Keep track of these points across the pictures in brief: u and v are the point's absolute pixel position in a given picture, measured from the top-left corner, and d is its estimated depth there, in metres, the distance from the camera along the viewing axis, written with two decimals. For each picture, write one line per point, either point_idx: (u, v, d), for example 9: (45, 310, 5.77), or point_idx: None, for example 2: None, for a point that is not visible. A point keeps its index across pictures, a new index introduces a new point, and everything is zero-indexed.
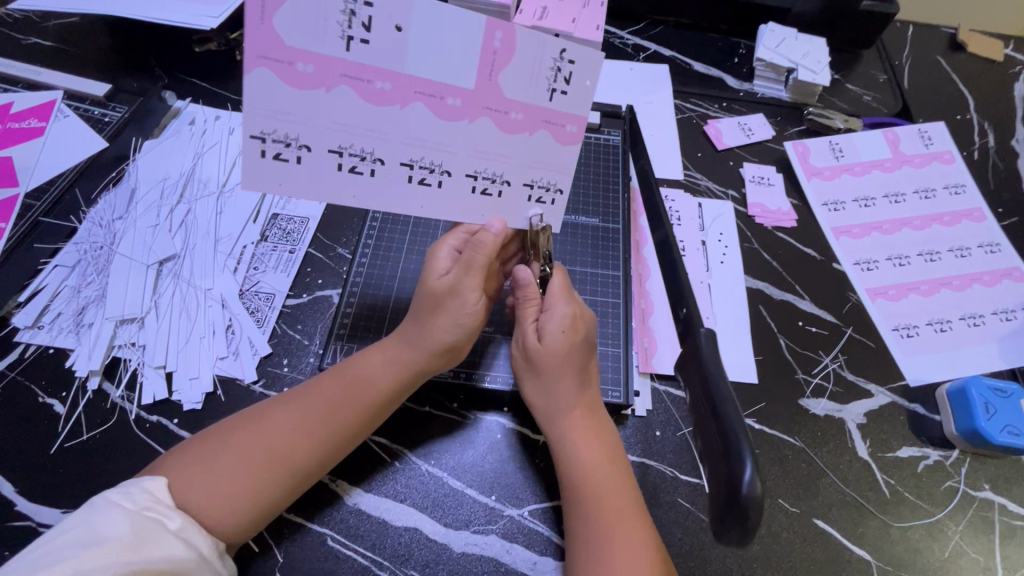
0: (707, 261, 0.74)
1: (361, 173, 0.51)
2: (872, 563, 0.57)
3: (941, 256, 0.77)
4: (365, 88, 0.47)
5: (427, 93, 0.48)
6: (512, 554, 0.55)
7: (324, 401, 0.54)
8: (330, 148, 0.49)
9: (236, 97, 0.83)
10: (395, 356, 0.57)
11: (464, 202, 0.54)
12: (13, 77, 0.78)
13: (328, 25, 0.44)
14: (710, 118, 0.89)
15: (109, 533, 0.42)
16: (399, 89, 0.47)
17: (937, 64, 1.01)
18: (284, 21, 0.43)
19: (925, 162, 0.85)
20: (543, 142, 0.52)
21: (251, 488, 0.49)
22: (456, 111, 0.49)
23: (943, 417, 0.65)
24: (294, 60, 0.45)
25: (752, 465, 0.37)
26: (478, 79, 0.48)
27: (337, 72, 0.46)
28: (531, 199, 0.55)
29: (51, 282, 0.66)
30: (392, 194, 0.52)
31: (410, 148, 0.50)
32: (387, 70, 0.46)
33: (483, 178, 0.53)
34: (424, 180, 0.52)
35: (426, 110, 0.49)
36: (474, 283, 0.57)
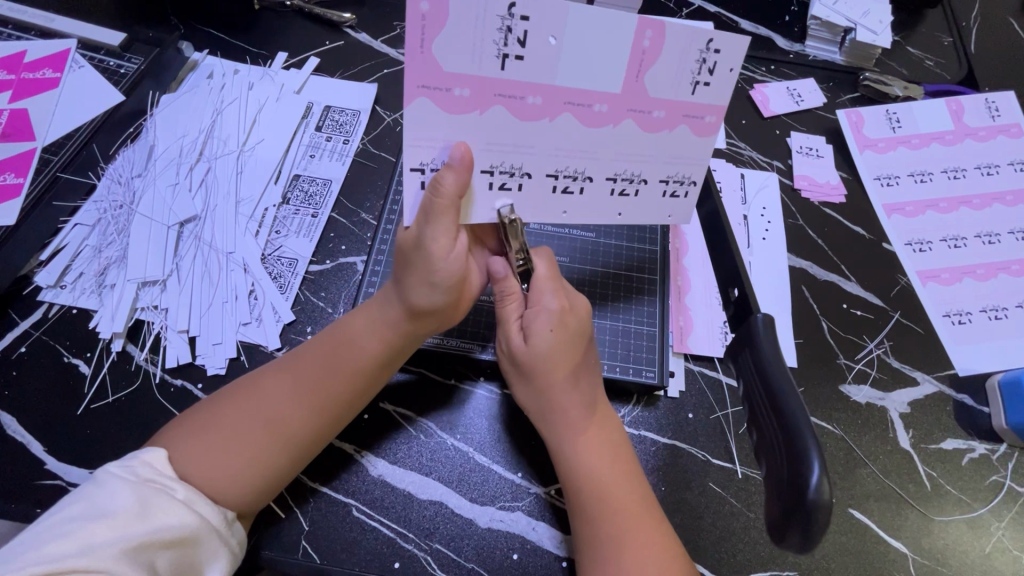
0: (749, 236, 0.70)
1: (510, 190, 0.50)
2: (909, 556, 0.55)
3: (1001, 238, 0.72)
4: (516, 105, 0.45)
5: (575, 103, 0.46)
6: (538, 532, 0.54)
7: (314, 370, 0.52)
8: (484, 168, 0.48)
9: (256, 50, 0.78)
10: (380, 320, 0.53)
11: (604, 205, 0.52)
12: (25, 23, 0.75)
13: (485, 46, 0.42)
14: (756, 82, 0.82)
15: (114, 505, 0.42)
16: (551, 102, 0.45)
17: (1009, 26, 0.92)
18: (442, 46, 0.42)
19: (990, 136, 0.78)
20: (683, 138, 0.49)
21: (252, 460, 0.48)
22: (602, 117, 0.47)
23: (993, 409, 0.62)
24: (451, 85, 0.43)
25: (821, 467, 0.35)
26: (626, 82, 0.45)
27: (491, 93, 0.44)
28: (666, 195, 0.52)
29: (71, 241, 0.64)
30: (538, 209, 0.51)
31: (557, 159, 0.49)
32: (540, 84, 0.45)
33: (622, 179, 0.51)
34: (568, 190, 0.51)
35: (574, 120, 0.47)
36: (442, 230, 0.48)
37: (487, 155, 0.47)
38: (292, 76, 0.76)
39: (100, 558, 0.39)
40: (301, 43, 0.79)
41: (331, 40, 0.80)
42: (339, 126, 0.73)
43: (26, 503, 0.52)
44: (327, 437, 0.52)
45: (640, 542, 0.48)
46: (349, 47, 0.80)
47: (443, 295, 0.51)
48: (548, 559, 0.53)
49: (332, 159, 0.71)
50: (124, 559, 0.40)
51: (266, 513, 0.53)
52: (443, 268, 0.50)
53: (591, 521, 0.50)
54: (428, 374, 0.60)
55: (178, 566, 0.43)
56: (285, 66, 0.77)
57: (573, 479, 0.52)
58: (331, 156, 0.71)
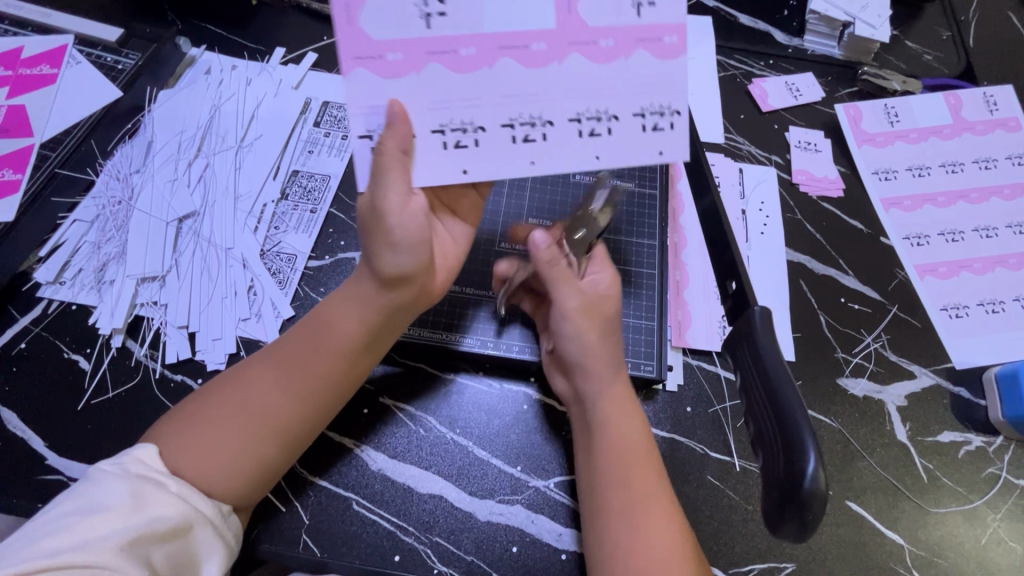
0: (747, 231, 0.71)
1: (467, 146, 0.47)
2: (905, 547, 0.56)
3: (998, 232, 0.72)
4: (452, 59, 0.45)
5: (513, 46, 0.45)
6: (537, 525, 0.54)
7: (294, 354, 0.52)
8: (434, 128, 0.46)
9: (253, 45, 0.78)
10: (355, 298, 0.52)
11: (574, 151, 0.48)
12: (21, 19, 0.74)
13: (406, 10, 0.44)
14: (755, 77, 0.82)
15: (110, 500, 0.42)
16: (486, 50, 0.45)
17: (1008, 20, 0.92)
18: (368, 18, 0.44)
19: (988, 130, 0.78)
20: (642, 63, 0.47)
21: (236, 446, 0.48)
22: (545, 56, 0.46)
23: (989, 402, 0.62)
24: (384, 52, 0.44)
25: (816, 458, 0.36)
26: (559, 16, 0.45)
27: (424, 52, 0.45)
28: (647, 129, 0.48)
29: (70, 237, 0.64)
30: (501, 161, 0.47)
31: (510, 106, 0.46)
32: (470, 33, 0.45)
33: (588, 118, 0.47)
34: (529, 138, 0.47)
35: (517, 64, 0.46)
36: (400, 185, 0.46)
37: (433, 113, 0.46)
38: (290, 71, 0.76)
39: (97, 551, 0.40)
40: (299, 38, 0.79)
41: (329, 36, 0.80)
42: (338, 121, 0.73)
43: (28, 498, 0.53)
44: (317, 423, 0.52)
45: (652, 523, 0.48)
46: None
47: (409, 257, 0.49)
48: (548, 552, 0.53)
49: (330, 154, 0.71)
50: (122, 553, 0.41)
51: (267, 507, 0.53)
52: (400, 227, 0.47)
53: (612, 503, 0.49)
54: (427, 369, 0.61)
55: (177, 559, 0.44)
56: (282, 61, 0.77)
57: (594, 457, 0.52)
58: (329, 152, 0.71)
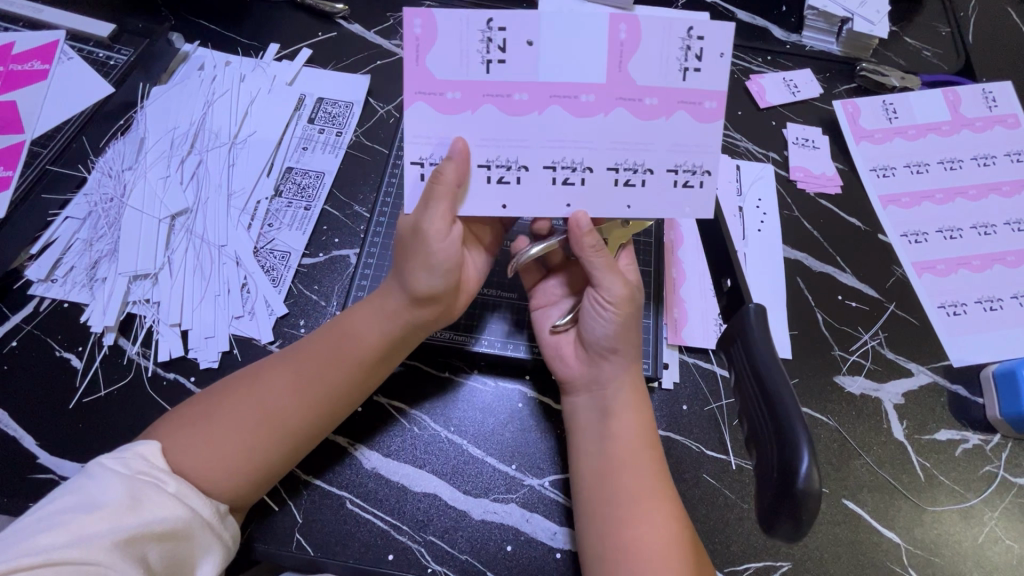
0: (744, 228, 0.70)
1: (509, 183, 0.49)
2: (902, 546, 0.55)
3: (996, 229, 0.72)
4: (505, 102, 0.48)
5: (562, 95, 0.48)
6: (532, 524, 0.54)
7: (315, 360, 0.52)
8: (480, 163, 0.49)
9: (247, 41, 0.78)
10: (382, 311, 0.53)
11: (609, 198, 0.50)
12: (12, 14, 0.74)
13: (470, 56, 0.47)
14: (753, 73, 0.82)
15: (107, 497, 0.42)
16: (537, 96, 0.47)
17: (1006, 16, 0.91)
18: (433, 59, 0.47)
19: (987, 126, 0.78)
20: (681, 124, 0.49)
21: (250, 448, 0.48)
22: (590, 107, 0.48)
23: (987, 400, 0.62)
24: (443, 90, 0.47)
25: (809, 457, 0.36)
26: (610, 72, 0.47)
27: (480, 93, 0.47)
28: (677, 185, 0.50)
29: (62, 235, 0.64)
30: (540, 202, 0.50)
31: (554, 149, 0.49)
32: (526, 81, 0.47)
33: (625, 169, 0.50)
34: (569, 181, 0.50)
35: (563, 112, 0.48)
36: (440, 214, 0.49)
37: (482, 151, 0.49)
38: (284, 67, 0.75)
39: (92, 548, 0.39)
40: (294, 35, 0.78)
41: (323, 32, 0.79)
42: (333, 118, 0.73)
43: (18, 497, 0.52)
44: (327, 431, 0.52)
45: (648, 519, 0.49)
46: (342, 39, 0.79)
47: (440, 279, 0.51)
48: (543, 551, 0.53)
49: (325, 151, 0.70)
50: (116, 551, 0.40)
51: (259, 506, 0.53)
52: (439, 250, 0.50)
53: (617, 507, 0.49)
54: (422, 367, 0.60)
55: (172, 558, 0.43)
56: (277, 57, 0.77)
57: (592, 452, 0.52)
58: (324, 148, 0.71)
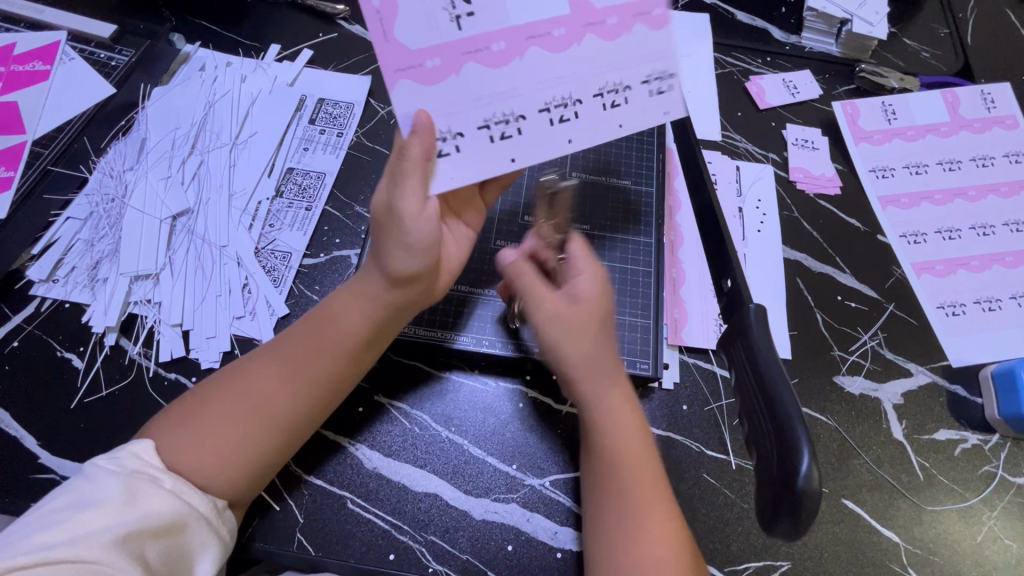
0: (744, 229, 0.70)
1: (511, 135, 0.48)
2: (901, 545, 0.56)
3: (995, 230, 0.72)
4: (483, 55, 0.46)
5: (537, 34, 0.46)
6: (532, 523, 0.54)
7: (297, 351, 0.52)
8: (479, 124, 0.47)
9: (248, 42, 0.78)
10: (362, 296, 0.52)
11: (601, 123, 0.49)
12: (13, 15, 0.74)
13: (437, 15, 0.45)
14: (752, 74, 0.82)
15: (103, 495, 0.42)
16: (514, 42, 0.46)
17: (1005, 18, 0.92)
18: (401, 29, 0.45)
19: (985, 127, 0.78)
20: (644, 35, 0.48)
21: (241, 441, 0.48)
22: (565, 41, 0.47)
23: (985, 400, 0.62)
24: (423, 60, 0.45)
25: (809, 456, 0.36)
26: (570, 0, 0.46)
27: (459, 53, 0.46)
28: (654, 93, 0.49)
29: (64, 235, 0.64)
30: (544, 144, 0.49)
31: (544, 90, 0.47)
32: (498, 29, 0.46)
33: (609, 91, 0.49)
34: (564, 118, 0.49)
35: (542, 52, 0.47)
36: (415, 189, 0.47)
37: (474, 111, 0.47)
38: (285, 68, 0.75)
39: (90, 545, 0.40)
40: (295, 35, 0.79)
41: (324, 32, 0.79)
42: (333, 118, 0.73)
43: (20, 497, 0.52)
44: (317, 420, 0.52)
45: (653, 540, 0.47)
46: (342, 39, 0.79)
47: (418, 258, 0.50)
48: (543, 551, 0.53)
49: (326, 152, 0.71)
50: (114, 549, 0.40)
51: (260, 506, 0.53)
52: (415, 231, 0.48)
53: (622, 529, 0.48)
54: (422, 366, 0.60)
55: (170, 556, 0.43)
56: (277, 58, 0.77)
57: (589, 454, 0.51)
58: (324, 149, 0.71)
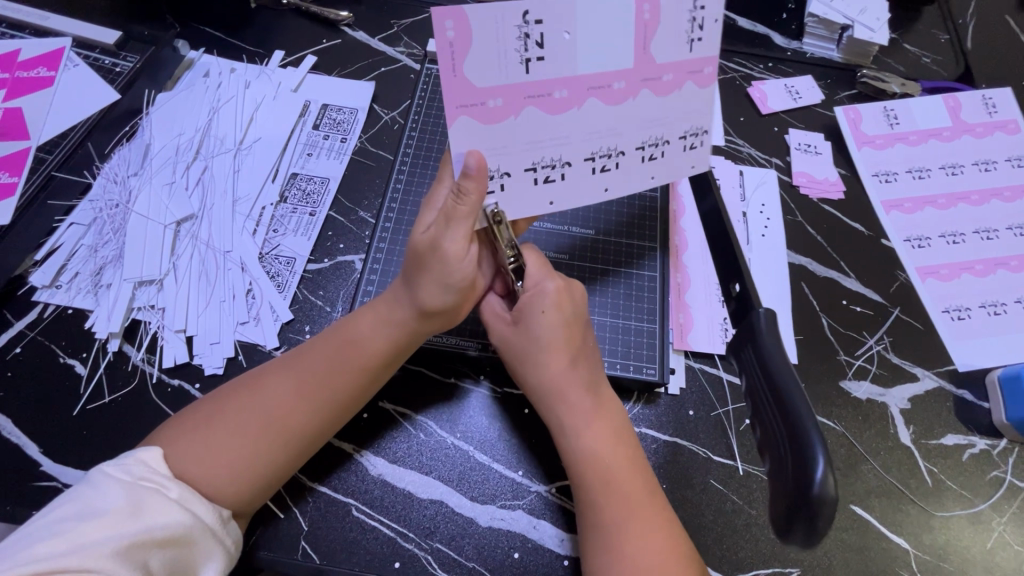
0: (748, 233, 0.70)
1: (554, 181, 0.50)
2: (912, 553, 0.55)
3: (999, 234, 0.72)
4: (545, 101, 0.46)
5: (596, 86, 0.47)
6: (539, 531, 0.54)
7: (317, 367, 0.51)
8: (527, 167, 0.48)
9: (252, 48, 0.78)
10: (388, 318, 0.53)
11: (637, 174, 0.51)
12: (19, 22, 0.74)
13: (507, 56, 0.44)
14: (755, 80, 0.82)
15: (107, 504, 0.42)
16: (576, 91, 0.46)
17: (1004, 23, 0.92)
18: (471, 68, 0.44)
19: (987, 132, 0.78)
20: (691, 95, 0.49)
21: (254, 453, 0.48)
22: (623, 94, 0.47)
23: (992, 405, 0.62)
24: (485, 99, 0.45)
25: (825, 462, 0.35)
26: (637, 54, 0.46)
27: (521, 96, 0.46)
28: (688, 149, 0.51)
29: (67, 240, 0.64)
30: (582, 193, 0.51)
31: (593, 140, 0.49)
32: (563, 77, 0.46)
33: (651, 144, 0.50)
34: (606, 168, 0.50)
35: (600, 103, 0.47)
36: (460, 235, 0.49)
37: (526, 154, 0.48)
38: (289, 74, 0.76)
39: (95, 556, 0.39)
40: (298, 42, 0.79)
41: (328, 39, 0.79)
42: (337, 124, 0.73)
43: (21, 505, 0.52)
44: (329, 436, 0.52)
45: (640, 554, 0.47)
46: (346, 46, 0.79)
47: (452, 296, 0.52)
48: (550, 558, 0.53)
49: (330, 157, 0.71)
50: (118, 559, 0.40)
51: (264, 513, 0.53)
52: (458, 270, 0.51)
53: (599, 544, 0.48)
54: (428, 372, 0.60)
55: (174, 566, 0.43)
56: (281, 64, 0.77)
57: (573, 462, 0.51)
58: (329, 155, 0.71)
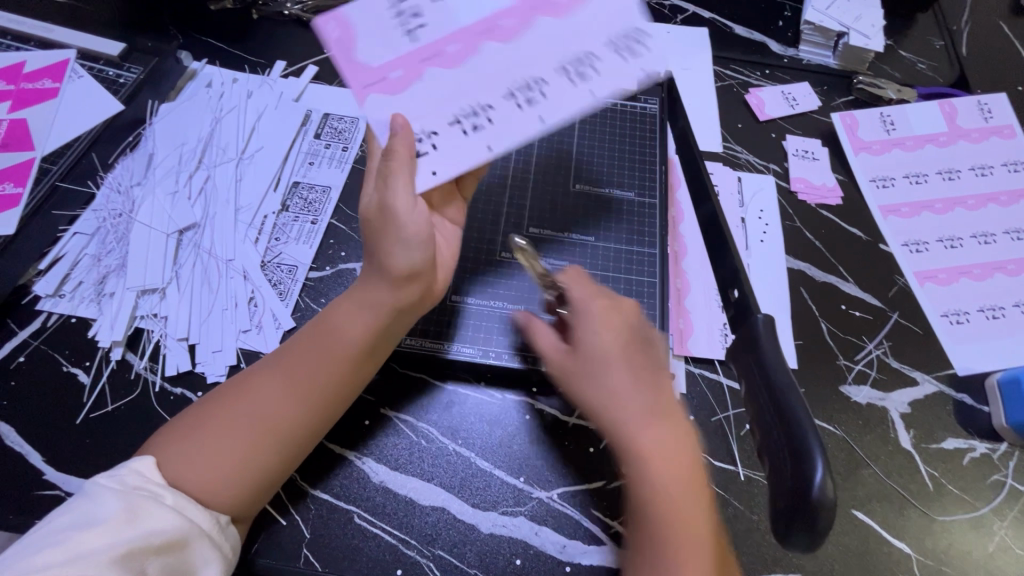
0: (747, 239, 0.71)
1: (483, 126, 0.50)
2: (914, 557, 0.55)
3: (996, 238, 0.72)
4: (441, 58, 0.52)
5: (483, 33, 0.53)
6: (541, 537, 0.54)
7: (303, 360, 0.52)
8: (448, 121, 0.50)
9: (254, 59, 0.79)
10: (364, 306, 0.53)
11: (572, 92, 0.51)
12: (24, 34, 0.75)
13: (391, 32, 0.53)
14: (752, 87, 0.83)
15: (103, 514, 0.42)
16: (465, 43, 0.53)
17: (999, 30, 0.93)
18: (361, 49, 0.52)
19: (983, 137, 0.79)
20: None
21: (245, 455, 0.48)
22: (511, 31, 0.53)
23: (992, 408, 0.62)
24: (386, 73, 0.51)
25: (824, 467, 0.36)
26: (518, 13, 0.54)
27: (417, 61, 0.52)
28: (625, 50, 0.52)
29: (70, 250, 0.64)
30: (515, 126, 0.50)
31: (505, 81, 0.52)
32: (449, 36, 0.53)
33: (574, 65, 0.52)
34: (531, 99, 0.51)
35: (494, 44, 0.53)
36: (404, 187, 0.49)
37: (444, 109, 0.51)
38: (291, 84, 0.76)
39: (92, 564, 0.40)
40: (300, 52, 0.80)
41: (329, 49, 0.80)
42: (338, 133, 0.74)
43: (24, 514, 0.52)
44: (319, 431, 0.52)
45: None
46: None
47: (420, 251, 0.51)
48: (553, 565, 0.53)
49: (331, 166, 0.71)
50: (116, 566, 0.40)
51: (267, 522, 0.53)
52: (413, 225, 0.50)
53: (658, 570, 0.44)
54: (429, 379, 0.60)
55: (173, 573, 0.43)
56: (283, 74, 0.78)
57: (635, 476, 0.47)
58: (330, 163, 0.71)
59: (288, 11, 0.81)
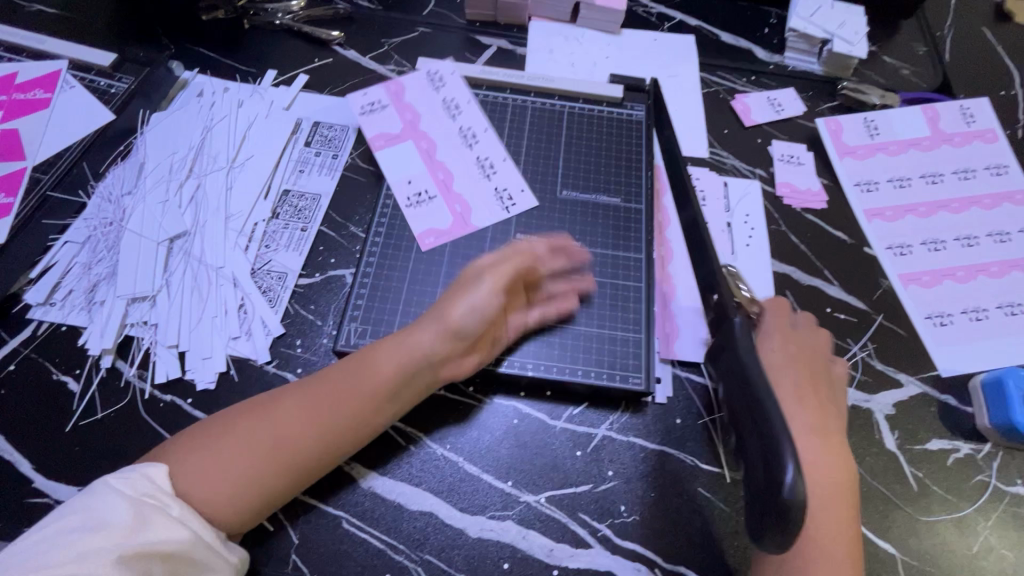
0: (733, 243, 0.72)
1: (481, 150, 0.72)
2: (899, 558, 0.56)
3: (979, 241, 0.73)
4: (437, 176, 0.70)
5: (420, 151, 0.72)
6: (528, 541, 0.54)
7: (336, 390, 0.53)
8: (482, 171, 0.71)
9: (244, 68, 0.80)
10: (407, 349, 0.55)
11: (475, 116, 0.74)
12: (16, 45, 0.76)
13: (427, 198, 0.69)
14: (737, 93, 0.84)
15: (110, 518, 0.42)
16: (430, 165, 0.71)
17: (981, 35, 0.95)
18: (432, 220, 0.68)
19: (965, 141, 0.80)
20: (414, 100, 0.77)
21: (257, 477, 0.49)
22: (420, 133, 0.73)
23: (976, 409, 0.63)
24: (449, 210, 0.68)
25: (795, 466, 0.36)
26: (404, 137, 0.72)
27: (447, 189, 0.70)
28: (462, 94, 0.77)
29: (61, 259, 0.65)
30: (488, 129, 0.74)
31: (453, 137, 0.73)
32: (423, 171, 0.71)
33: (451, 106, 0.75)
34: (467, 126, 0.73)
35: (433, 153, 0.71)
36: (490, 260, 0.59)
37: (479, 183, 0.70)
38: (281, 93, 0.77)
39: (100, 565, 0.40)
40: (291, 61, 0.81)
41: (319, 58, 0.81)
42: (329, 141, 0.74)
43: (12, 522, 0.52)
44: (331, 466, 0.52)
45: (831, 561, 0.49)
46: (338, 65, 0.81)
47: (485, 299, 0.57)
48: (540, 568, 0.53)
49: (322, 173, 0.72)
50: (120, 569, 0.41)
51: (257, 529, 0.53)
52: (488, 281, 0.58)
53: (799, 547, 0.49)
54: None
55: None
56: (274, 83, 0.79)
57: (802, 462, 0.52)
58: (320, 171, 0.72)
59: (279, 21, 0.82)
